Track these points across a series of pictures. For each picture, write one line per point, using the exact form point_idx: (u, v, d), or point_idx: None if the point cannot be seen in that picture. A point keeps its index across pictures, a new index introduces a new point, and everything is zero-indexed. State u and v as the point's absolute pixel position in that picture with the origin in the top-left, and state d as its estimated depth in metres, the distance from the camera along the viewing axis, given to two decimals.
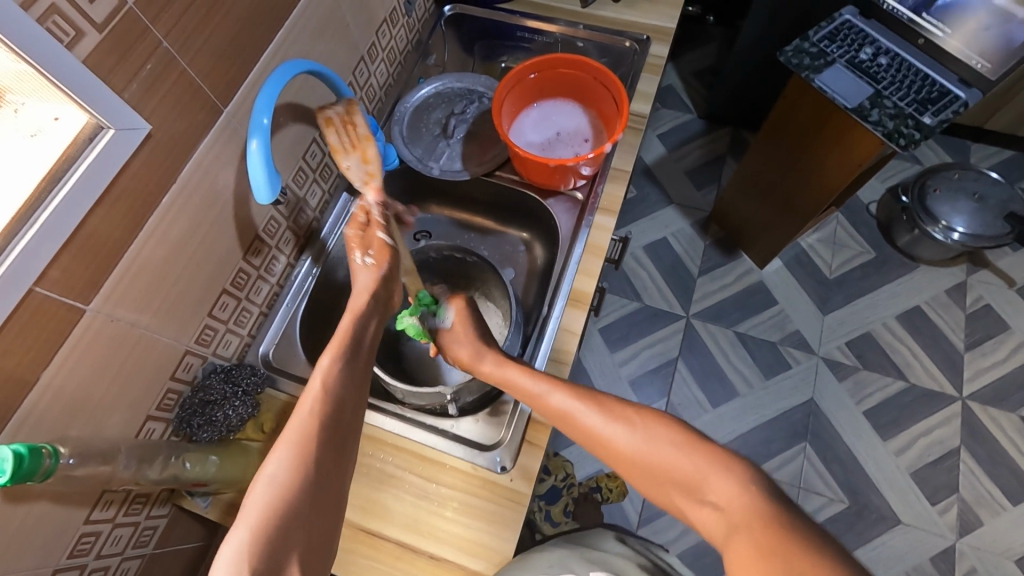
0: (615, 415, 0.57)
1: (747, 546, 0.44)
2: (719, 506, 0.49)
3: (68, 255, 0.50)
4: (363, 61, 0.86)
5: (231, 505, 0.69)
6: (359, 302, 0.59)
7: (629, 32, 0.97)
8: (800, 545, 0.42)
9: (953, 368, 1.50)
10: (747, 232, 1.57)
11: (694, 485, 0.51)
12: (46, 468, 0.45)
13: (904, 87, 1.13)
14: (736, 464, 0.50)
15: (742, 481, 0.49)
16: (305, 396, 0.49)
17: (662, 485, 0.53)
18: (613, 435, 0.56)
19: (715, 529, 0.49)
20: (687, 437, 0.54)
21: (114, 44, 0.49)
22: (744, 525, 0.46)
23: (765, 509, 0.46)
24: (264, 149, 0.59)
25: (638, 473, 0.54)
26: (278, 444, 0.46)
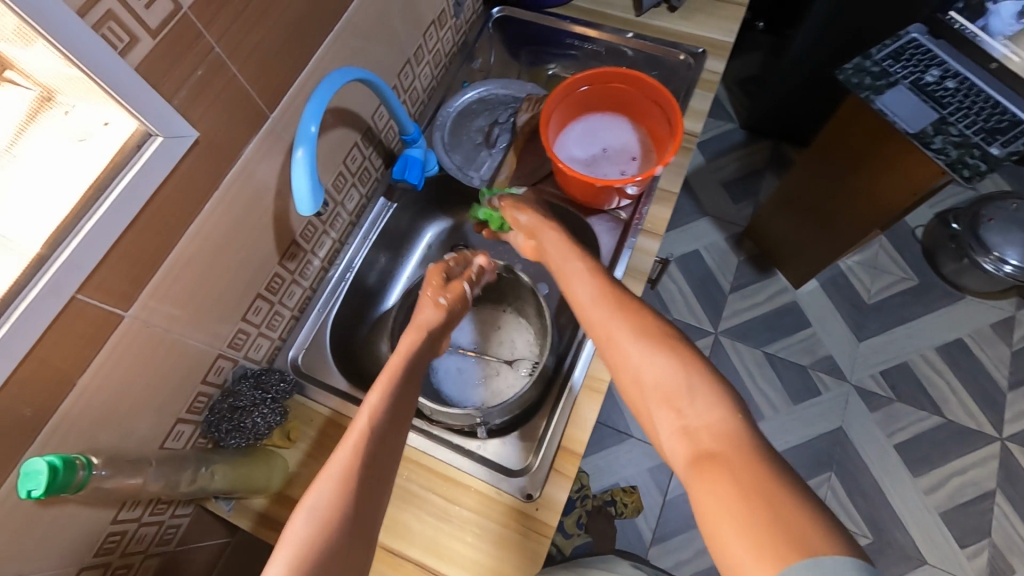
0: (628, 315, 0.55)
1: (722, 477, 0.42)
2: (696, 427, 0.46)
3: (110, 263, 0.50)
4: (409, 64, 0.84)
5: (265, 518, 0.68)
6: (411, 338, 0.64)
7: (684, 45, 0.93)
8: (788, 502, 0.39)
9: (993, 407, 1.43)
10: (786, 251, 1.50)
11: (677, 403, 0.48)
12: (79, 480, 0.45)
13: (971, 114, 1.07)
14: (727, 392, 0.48)
15: (727, 409, 0.46)
16: (349, 434, 0.51)
17: (644, 391, 0.50)
18: (615, 333, 0.54)
19: (682, 450, 0.46)
20: (685, 352, 0.51)
21: (166, 50, 0.47)
22: (718, 452, 0.43)
23: (746, 443, 0.44)
24: (309, 158, 0.57)
25: (626, 374, 0.52)
26: (319, 478, 0.48)
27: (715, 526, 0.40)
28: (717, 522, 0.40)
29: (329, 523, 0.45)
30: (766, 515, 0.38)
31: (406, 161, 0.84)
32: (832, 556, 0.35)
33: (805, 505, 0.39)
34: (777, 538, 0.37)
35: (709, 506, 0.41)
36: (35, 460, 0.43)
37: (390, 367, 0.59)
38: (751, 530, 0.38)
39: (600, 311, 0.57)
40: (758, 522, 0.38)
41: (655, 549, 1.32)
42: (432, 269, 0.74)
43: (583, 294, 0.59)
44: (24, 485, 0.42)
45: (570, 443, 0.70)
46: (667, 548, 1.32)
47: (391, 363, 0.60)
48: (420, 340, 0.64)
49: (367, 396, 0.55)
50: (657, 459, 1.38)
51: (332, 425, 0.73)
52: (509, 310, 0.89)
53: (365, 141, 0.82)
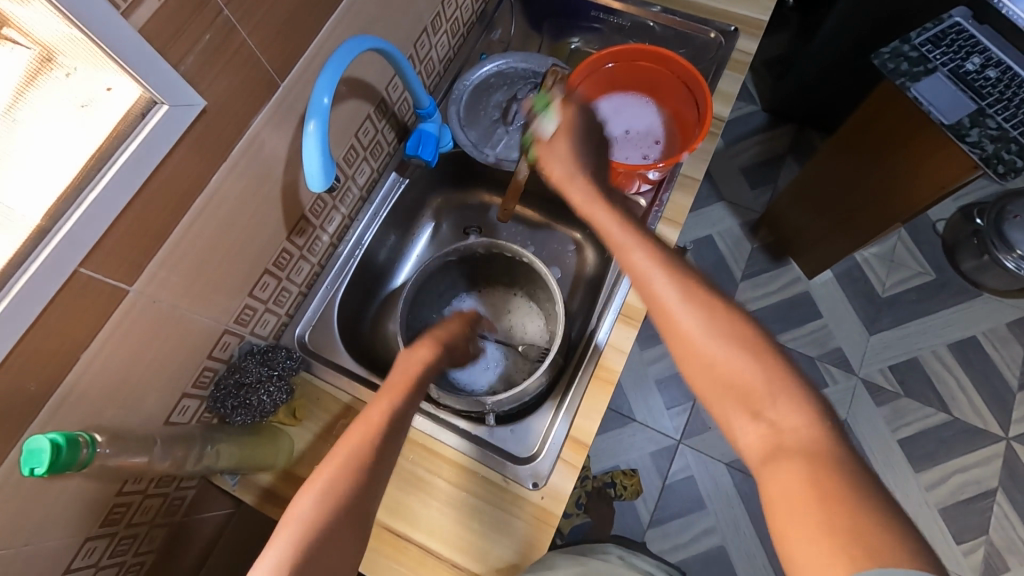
0: (698, 295, 0.49)
1: (801, 480, 0.40)
2: (775, 428, 0.43)
3: (113, 238, 0.48)
4: (426, 33, 0.80)
5: (271, 493, 0.68)
6: (426, 351, 0.65)
7: (716, 22, 0.88)
8: (869, 514, 0.37)
9: (1001, 407, 1.42)
10: (803, 241, 1.46)
11: (757, 400, 0.44)
12: (83, 459, 0.45)
13: (1011, 106, 1.02)
14: (808, 391, 0.44)
15: (810, 411, 0.43)
16: (358, 425, 0.54)
17: (716, 385, 0.46)
18: (685, 316, 0.48)
19: (758, 449, 0.44)
20: (763, 346, 0.46)
21: (173, 12, 0.45)
22: (801, 455, 0.41)
23: (830, 449, 0.41)
24: (321, 132, 0.54)
25: (695, 365, 0.47)
26: (327, 463, 0.50)
27: (790, 535, 0.38)
28: (791, 529, 0.38)
29: (330, 506, 0.48)
30: (845, 523, 0.36)
31: (420, 136, 0.81)
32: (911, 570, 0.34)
33: (885, 514, 0.37)
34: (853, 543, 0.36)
35: (785, 511, 0.39)
36: (37, 438, 0.42)
37: (404, 374, 0.61)
38: (829, 537, 0.36)
39: (665, 291, 0.50)
40: (836, 529, 0.36)
41: (652, 532, 1.32)
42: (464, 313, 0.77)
43: (646, 268, 0.52)
44: (27, 464, 0.41)
45: (580, 434, 0.69)
46: (664, 531, 1.32)
47: (397, 370, 0.62)
48: (433, 353, 0.65)
49: (376, 399, 0.58)
50: (660, 445, 1.38)
51: (350, 412, 0.72)
52: (519, 294, 0.87)
53: (378, 114, 0.79)
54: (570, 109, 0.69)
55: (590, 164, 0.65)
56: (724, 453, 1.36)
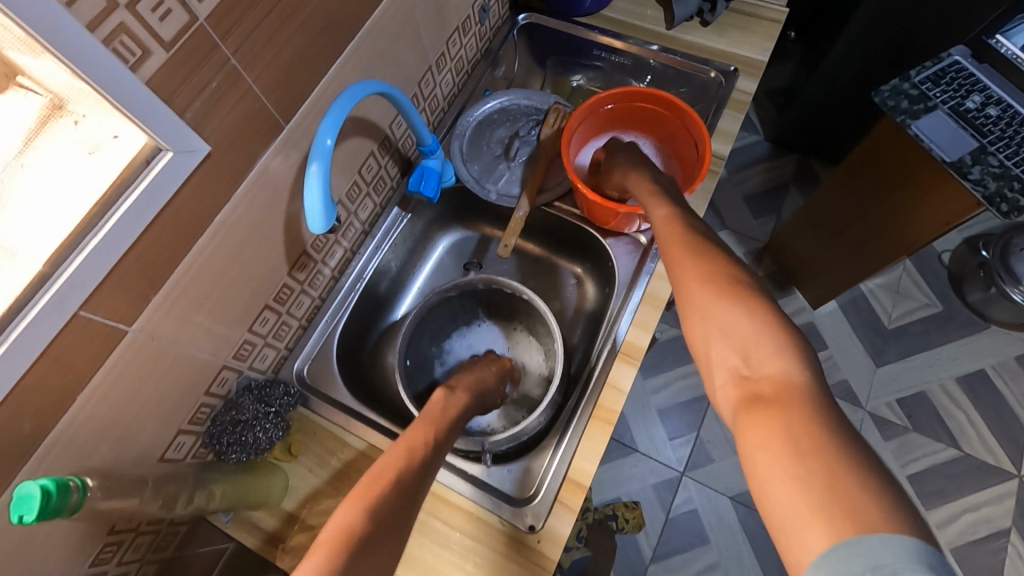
0: (710, 260, 0.53)
1: (775, 421, 0.39)
2: (758, 374, 0.43)
3: (114, 279, 0.48)
4: (430, 71, 0.82)
5: (274, 538, 0.67)
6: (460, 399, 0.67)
7: (715, 62, 0.89)
8: (848, 471, 0.35)
9: (1013, 443, 1.39)
10: (807, 270, 1.45)
11: (743, 347, 0.45)
12: (73, 503, 0.44)
13: (1013, 144, 1.02)
14: (800, 344, 0.44)
15: (794, 360, 0.43)
16: (395, 447, 0.57)
17: (710, 332, 0.48)
18: (693, 272, 0.52)
19: (736, 397, 0.44)
20: (761, 302, 0.47)
21: (180, 63, 0.46)
22: (777, 402, 0.41)
23: (809, 396, 0.40)
24: (323, 174, 0.55)
25: (694, 319, 0.50)
26: (365, 477, 0.53)
27: (767, 479, 0.38)
28: (769, 474, 0.38)
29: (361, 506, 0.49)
30: (823, 481, 0.35)
31: (422, 172, 0.82)
32: (891, 535, 0.32)
33: (878, 482, 0.35)
34: (835, 502, 0.34)
35: (760, 456, 0.39)
36: (28, 483, 0.42)
37: (438, 411, 0.64)
38: (805, 495, 0.35)
39: (684, 254, 0.55)
40: (814, 488, 0.35)
41: (655, 568, 1.29)
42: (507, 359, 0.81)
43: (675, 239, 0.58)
44: (15, 510, 0.41)
45: (578, 474, 0.68)
46: (667, 567, 1.29)
47: (432, 405, 0.65)
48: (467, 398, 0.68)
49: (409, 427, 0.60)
50: (662, 476, 1.35)
51: (366, 459, 0.71)
52: (512, 348, 0.88)
53: (382, 150, 0.80)
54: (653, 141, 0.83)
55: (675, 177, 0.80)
56: (728, 486, 1.34)
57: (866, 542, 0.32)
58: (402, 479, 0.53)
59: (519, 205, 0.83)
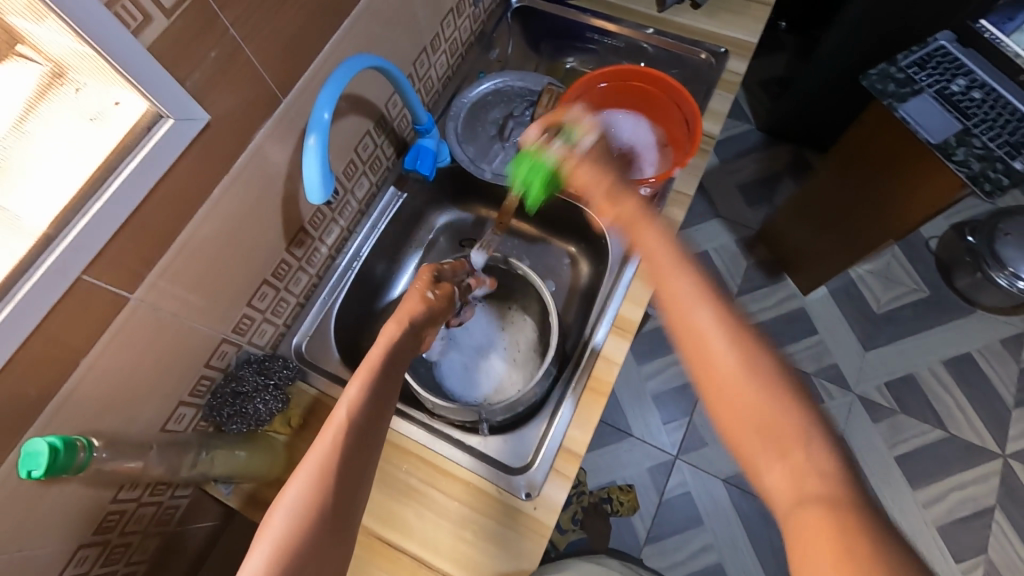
0: (731, 324, 0.46)
1: (830, 529, 0.37)
2: (803, 470, 0.40)
3: (117, 245, 0.49)
4: (425, 52, 0.83)
5: (254, 498, 0.68)
6: (394, 330, 0.63)
7: (706, 44, 0.91)
8: (881, 551, 0.36)
9: (997, 423, 1.42)
10: (800, 257, 1.46)
11: (785, 440, 0.42)
12: (79, 462, 0.45)
13: (996, 127, 1.03)
14: (832, 429, 0.42)
15: (835, 452, 0.41)
16: (329, 424, 0.53)
17: (743, 422, 0.43)
18: (720, 347, 0.46)
19: (782, 492, 0.41)
20: (792, 382, 0.44)
21: (180, 31, 0.47)
22: (825, 500, 0.39)
23: (849, 489, 0.39)
24: (321, 146, 0.56)
25: (724, 402, 0.44)
26: (296, 474, 0.50)
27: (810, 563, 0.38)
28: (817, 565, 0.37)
29: (305, 515, 0.48)
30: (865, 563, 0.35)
31: (418, 151, 0.83)
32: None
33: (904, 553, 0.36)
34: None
35: (806, 551, 0.38)
36: (35, 441, 0.43)
37: (368, 360, 0.59)
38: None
39: (704, 318, 0.47)
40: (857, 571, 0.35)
41: (650, 548, 1.31)
42: (422, 268, 0.72)
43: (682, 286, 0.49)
44: (24, 466, 0.42)
45: (573, 444, 0.70)
46: (662, 548, 1.31)
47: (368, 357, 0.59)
48: (401, 331, 0.63)
49: (347, 387, 0.56)
50: (657, 460, 1.38)
51: (321, 404, 0.74)
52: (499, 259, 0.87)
53: (378, 129, 0.81)
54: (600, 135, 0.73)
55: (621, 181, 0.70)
56: (721, 468, 1.36)
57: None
58: (347, 456, 0.52)
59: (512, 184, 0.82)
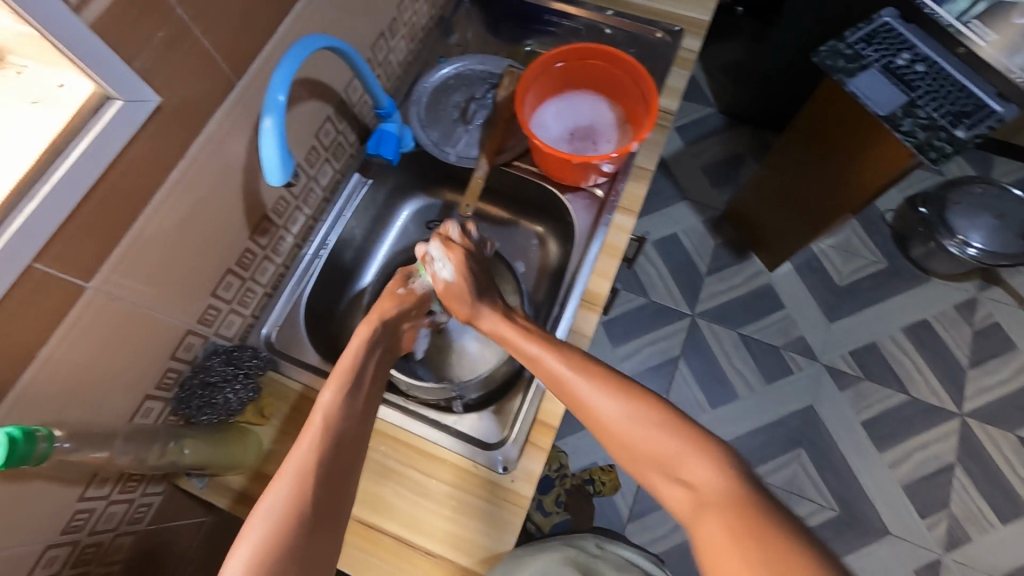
0: (603, 378, 0.54)
1: (720, 525, 0.41)
2: (692, 487, 0.45)
3: (70, 232, 0.48)
4: (383, 37, 0.83)
5: (244, 496, 0.68)
6: (364, 329, 0.63)
7: (662, 23, 0.93)
8: (780, 540, 0.39)
9: (954, 383, 1.43)
10: (764, 234, 1.49)
11: (671, 464, 0.47)
12: (41, 452, 0.45)
13: (939, 97, 1.07)
14: (719, 449, 0.47)
15: (721, 467, 0.45)
16: (307, 429, 0.52)
17: (638, 457, 0.49)
18: (601, 403, 0.52)
19: (682, 506, 0.45)
20: (675, 420, 0.50)
21: (126, 9, 0.46)
22: (719, 503, 0.43)
23: (743, 494, 0.43)
24: (278, 129, 0.55)
25: (619, 447, 0.50)
26: (277, 479, 0.47)
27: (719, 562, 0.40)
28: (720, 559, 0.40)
29: (286, 519, 0.45)
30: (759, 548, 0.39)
31: (381, 135, 0.84)
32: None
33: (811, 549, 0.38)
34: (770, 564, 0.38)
35: (713, 551, 0.41)
36: None
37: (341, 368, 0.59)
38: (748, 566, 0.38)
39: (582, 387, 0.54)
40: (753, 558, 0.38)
41: (633, 525, 1.34)
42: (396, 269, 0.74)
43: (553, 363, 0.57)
44: None
45: (546, 416, 0.71)
46: (644, 524, 1.34)
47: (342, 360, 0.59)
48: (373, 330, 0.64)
49: (321, 394, 0.55)
50: None
51: (306, 400, 0.72)
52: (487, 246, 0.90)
53: (338, 115, 0.80)
54: (459, 258, 0.69)
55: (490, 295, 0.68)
56: None
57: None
58: (330, 459, 0.50)
59: (478, 165, 0.84)
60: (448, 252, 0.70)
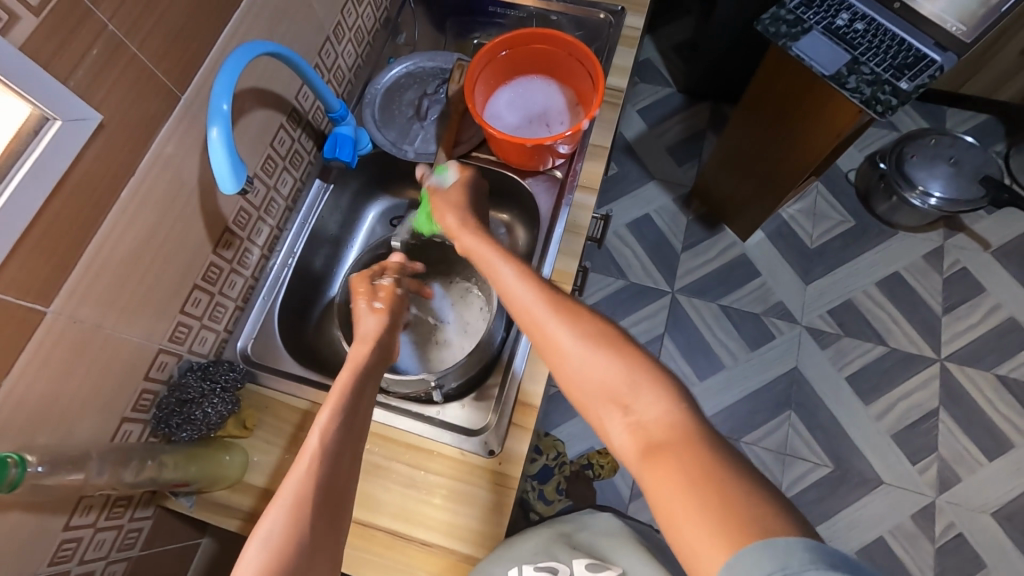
0: (561, 307, 0.53)
1: (673, 468, 0.40)
2: (642, 423, 0.44)
3: (22, 256, 0.48)
4: (329, 41, 0.83)
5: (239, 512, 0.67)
6: (363, 350, 0.62)
7: (604, 4, 0.94)
8: (737, 488, 0.38)
9: (930, 331, 1.46)
10: (731, 204, 1.51)
11: (622, 395, 0.46)
12: (12, 477, 0.46)
13: (880, 53, 1.10)
14: (673, 384, 0.46)
15: (673, 404, 0.44)
16: (302, 454, 0.49)
17: (589, 388, 0.48)
18: (560, 332, 0.51)
19: (631, 441, 0.44)
20: (632, 351, 0.48)
21: (53, 28, 0.46)
22: (670, 445, 0.42)
23: (694, 435, 0.42)
24: (226, 137, 0.55)
25: (574, 377, 0.49)
26: (271, 507, 0.45)
27: (671, 505, 0.39)
28: (673, 502, 0.39)
29: (286, 547, 0.43)
30: (719, 501, 0.37)
31: (336, 138, 0.84)
32: (787, 538, 0.34)
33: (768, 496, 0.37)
34: (728, 516, 0.36)
35: (666, 498, 0.39)
36: None
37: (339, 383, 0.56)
38: (707, 518, 0.37)
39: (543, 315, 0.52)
40: (712, 508, 0.37)
41: (635, 504, 1.35)
42: (356, 279, 0.71)
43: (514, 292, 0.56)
44: None
45: (526, 396, 0.72)
46: (645, 502, 1.35)
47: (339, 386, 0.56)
48: (371, 351, 0.62)
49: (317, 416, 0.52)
50: None
51: (287, 410, 0.72)
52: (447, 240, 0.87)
53: (292, 123, 0.81)
54: (467, 174, 0.76)
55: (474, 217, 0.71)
56: None
57: (755, 549, 0.34)
58: (326, 485, 0.47)
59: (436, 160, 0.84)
60: (458, 169, 0.77)
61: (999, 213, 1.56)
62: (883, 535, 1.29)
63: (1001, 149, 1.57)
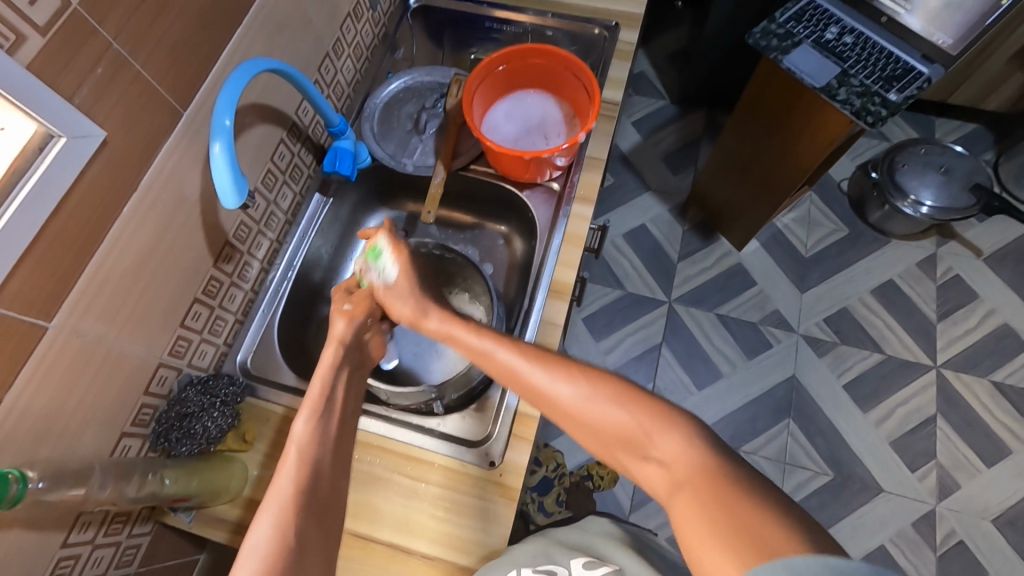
0: (552, 367, 0.55)
1: (699, 501, 0.41)
2: (665, 464, 0.46)
3: (24, 272, 0.48)
4: (328, 57, 0.84)
5: (239, 526, 0.67)
6: (330, 351, 0.61)
7: (598, 19, 0.96)
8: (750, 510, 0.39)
9: (926, 337, 1.47)
10: (726, 214, 1.53)
11: (639, 442, 0.48)
12: (14, 493, 0.46)
13: (869, 65, 1.12)
14: (683, 420, 0.48)
15: (688, 439, 0.46)
16: (282, 465, 0.48)
17: (608, 442, 0.50)
18: (559, 392, 0.53)
19: (660, 485, 0.46)
20: (634, 395, 0.51)
21: (59, 48, 0.47)
22: (689, 483, 0.43)
23: (709, 463, 0.44)
24: (228, 152, 0.56)
25: (587, 434, 0.51)
26: (260, 514, 0.45)
27: (693, 539, 0.40)
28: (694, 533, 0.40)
29: (279, 552, 0.43)
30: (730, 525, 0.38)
31: (336, 152, 0.85)
32: (801, 556, 0.34)
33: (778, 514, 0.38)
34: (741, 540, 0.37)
35: (691, 531, 0.40)
36: None
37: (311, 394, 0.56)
38: (720, 542, 0.38)
39: (536, 380, 0.55)
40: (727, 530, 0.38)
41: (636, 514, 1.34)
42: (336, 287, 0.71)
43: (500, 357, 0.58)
44: None
45: (527, 407, 0.72)
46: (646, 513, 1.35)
47: (316, 390, 0.56)
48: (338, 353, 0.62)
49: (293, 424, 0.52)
50: None
51: (287, 422, 0.72)
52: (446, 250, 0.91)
53: (291, 137, 0.81)
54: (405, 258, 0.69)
55: (431, 298, 0.68)
56: None
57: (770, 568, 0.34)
58: (312, 491, 0.47)
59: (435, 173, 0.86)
60: (394, 253, 0.70)
61: (990, 221, 1.58)
62: (885, 543, 1.29)
63: (990, 158, 1.59)
